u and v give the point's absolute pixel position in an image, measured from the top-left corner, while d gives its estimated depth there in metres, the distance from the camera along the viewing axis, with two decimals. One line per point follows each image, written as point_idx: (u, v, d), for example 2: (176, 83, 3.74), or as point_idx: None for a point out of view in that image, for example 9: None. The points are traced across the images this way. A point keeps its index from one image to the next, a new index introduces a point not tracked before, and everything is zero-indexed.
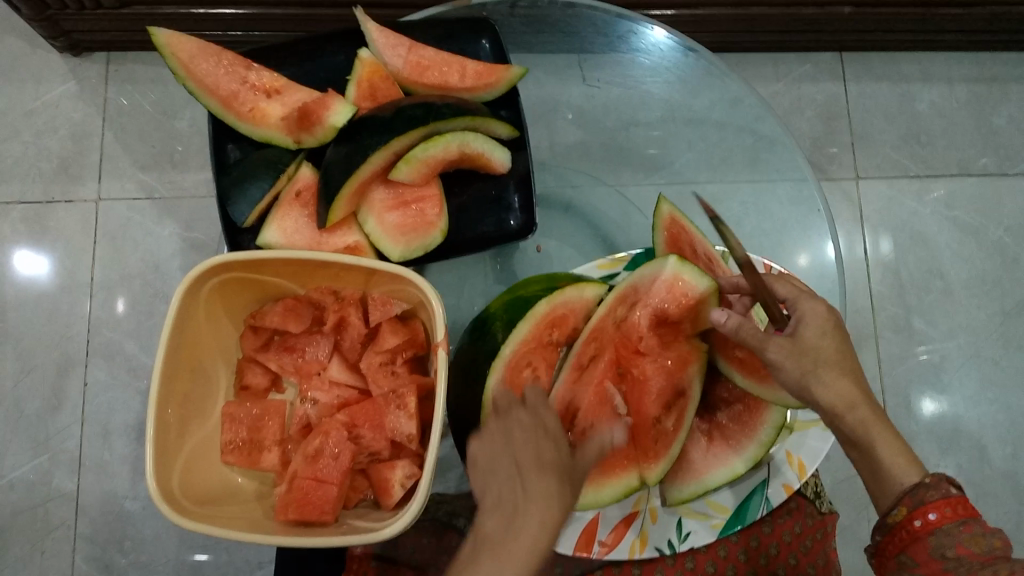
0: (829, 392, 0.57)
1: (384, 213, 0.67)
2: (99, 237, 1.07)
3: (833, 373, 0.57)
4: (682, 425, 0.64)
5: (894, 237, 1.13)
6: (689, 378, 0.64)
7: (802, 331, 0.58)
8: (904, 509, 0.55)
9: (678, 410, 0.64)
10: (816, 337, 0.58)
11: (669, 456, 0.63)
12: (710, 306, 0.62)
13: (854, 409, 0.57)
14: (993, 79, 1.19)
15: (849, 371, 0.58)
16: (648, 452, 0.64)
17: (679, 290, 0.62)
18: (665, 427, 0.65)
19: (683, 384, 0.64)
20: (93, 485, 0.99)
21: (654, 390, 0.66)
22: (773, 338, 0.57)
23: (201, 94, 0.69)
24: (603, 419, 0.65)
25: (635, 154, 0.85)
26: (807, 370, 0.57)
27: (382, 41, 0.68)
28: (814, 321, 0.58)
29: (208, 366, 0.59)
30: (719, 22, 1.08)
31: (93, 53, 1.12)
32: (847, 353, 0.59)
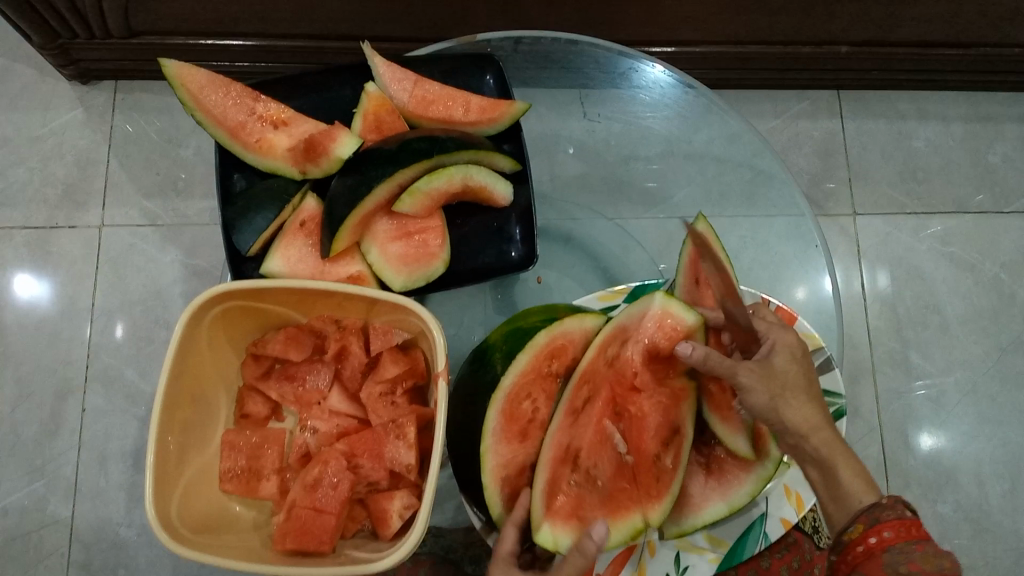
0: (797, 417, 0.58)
1: (387, 243, 0.68)
2: (101, 263, 1.07)
3: (798, 398, 0.59)
4: (679, 463, 0.63)
5: (891, 272, 1.13)
6: (685, 415, 0.64)
7: (772, 357, 0.60)
8: (860, 526, 0.55)
9: (676, 448, 0.64)
10: (783, 363, 0.60)
11: (671, 495, 0.62)
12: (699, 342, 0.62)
13: (818, 431, 0.58)
14: (989, 118, 1.20)
15: (812, 399, 0.60)
16: (650, 490, 0.64)
17: (667, 325, 0.63)
18: (665, 465, 0.64)
19: (678, 421, 0.64)
20: (88, 510, 0.99)
21: (653, 429, 0.65)
22: (742, 364, 0.59)
23: (208, 124, 0.70)
24: (604, 459, 0.66)
25: (635, 187, 0.86)
26: (775, 394, 0.59)
27: (389, 75, 0.69)
28: (783, 351, 0.61)
29: (209, 394, 0.60)
30: (718, 60, 1.10)
31: (101, 81, 1.14)
32: (811, 380, 0.61)
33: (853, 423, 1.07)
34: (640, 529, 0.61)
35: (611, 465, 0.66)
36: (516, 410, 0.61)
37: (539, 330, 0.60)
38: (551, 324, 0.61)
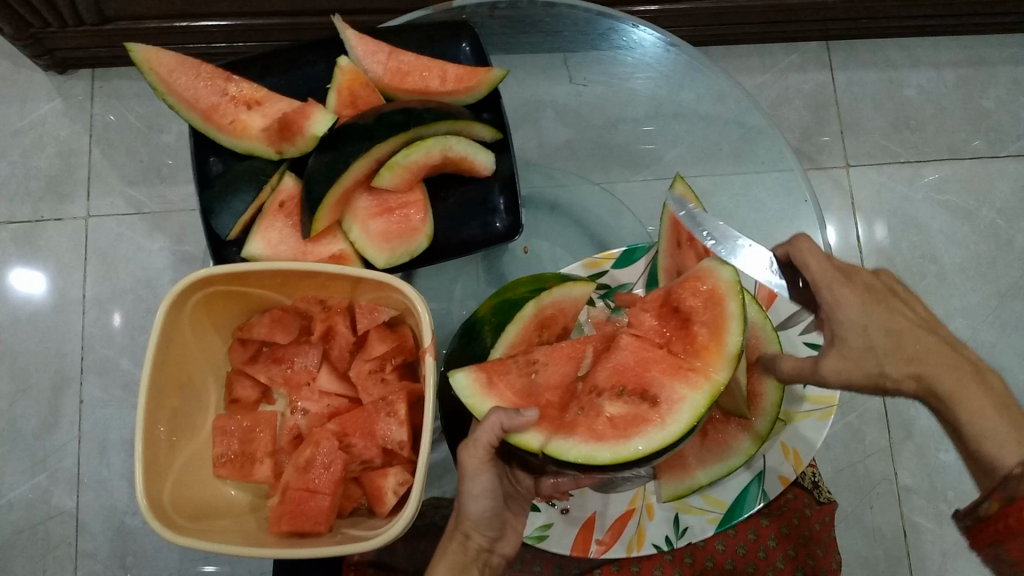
0: (902, 367, 0.58)
1: (368, 220, 0.67)
2: (91, 255, 1.07)
3: (915, 346, 0.58)
4: (630, 433, 0.53)
5: (888, 224, 1.12)
6: (679, 391, 0.54)
7: (873, 294, 0.60)
8: (996, 502, 0.53)
9: (627, 405, 0.55)
10: (882, 301, 0.59)
11: (587, 448, 0.52)
12: (732, 304, 0.56)
13: (935, 379, 0.58)
14: (981, 62, 1.18)
15: (929, 341, 0.59)
16: (565, 423, 0.54)
17: (706, 289, 0.58)
18: (599, 409, 0.56)
19: (665, 392, 0.55)
20: (93, 501, 0.99)
21: (620, 369, 0.57)
22: (846, 302, 0.59)
23: (182, 108, 0.69)
24: (561, 367, 0.60)
25: (624, 150, 0.86)
26: (890, 332, 0.58)
27: (362, 48, 0.68)
28: (878, 290, 0.60)
29: (198, 381, 0.59)
30: (702, 16, 1.08)
31: (78, 70, 1.12)
32: (917, 319, 0.60)
33: None
34: (529, 445, 0.52)
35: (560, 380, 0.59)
36: None
37: (527, 301, 0.58)
38: (540, 294, 0.59)
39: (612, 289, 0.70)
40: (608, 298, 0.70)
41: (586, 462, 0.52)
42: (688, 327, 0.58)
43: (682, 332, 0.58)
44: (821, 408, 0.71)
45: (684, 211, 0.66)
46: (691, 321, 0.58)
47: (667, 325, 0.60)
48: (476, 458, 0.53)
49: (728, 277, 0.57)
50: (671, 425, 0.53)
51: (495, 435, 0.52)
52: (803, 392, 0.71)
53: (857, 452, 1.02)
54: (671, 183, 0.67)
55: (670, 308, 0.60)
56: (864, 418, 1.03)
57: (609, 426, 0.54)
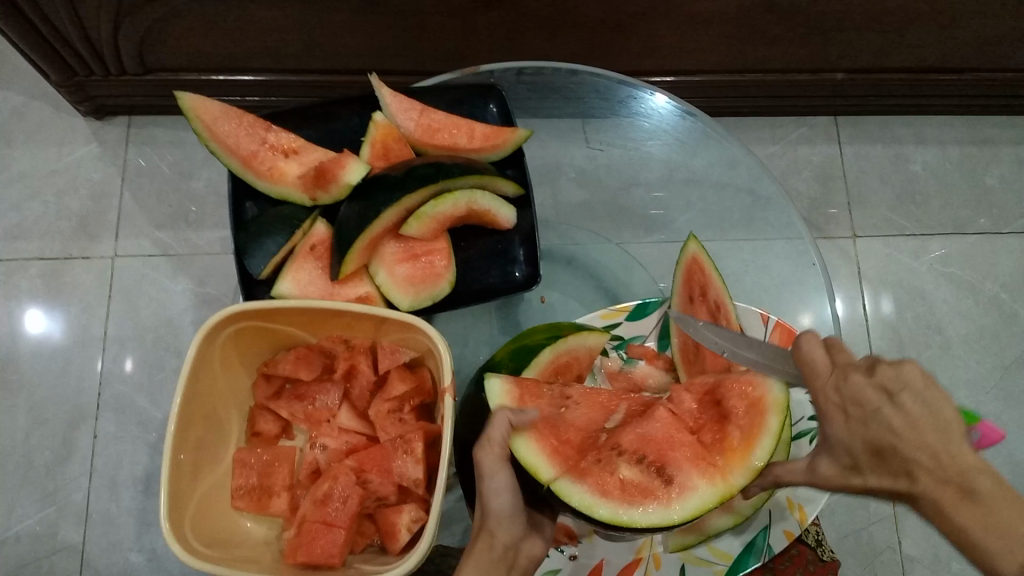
0: (890, 480, 0.50)
1: (395, 265, 0.70)
2: (114, 293, 1.09)
3: (895, 457, 0.49)
4: (633, 500, 0.54)
5: (893, 296, 1.14)
6: (696, 481, 0.55)
7: (859, 383, 0.51)
8: None
9: (640, 472, 0.57)
10: (873, 395, 0.50)
11: (588, 500, 0.54)
12: (772, 418, 0.56)
13: (939, 485, 0.48)
14: (984, 141, 1.23)
15: (927, 441, 0.48)
16: (576, 467, 0.56)
17: (754, 395, 0.57)
18: (615, 465, 0.57)
19: (680, 474, 0.56)
20: (100, 536, 1.00)
21: (646, 439, 0.58)
22: (826, 408, 0.52)
23: (222, 153, 0.72)
24: (592, 414, 0.62)
25: (636, 213, 0.90)
26: (874, 438, 0.50)
27: (397, 105, 0.72)
28: (875, 378, 0.50)
29: (222, 413, 0.61)
30: (716, 89, 1.13)
31: (115, 116, 1.18)
32: (929, 412, 0.49)
33: None
34: (535, 470, 0.53)
35: (585, 424, 0.61)
36: None
37: (543, 347, 0.61)
38: (556, 341, 0.62)
39: (625, 341, 0.72)
40: (621, 350, 0.71)
41: (585, 511, 0.53)
42: (724, 425, 0.58)
43: (715, 428, 0.59)
44: None
45: (697, 268, 0.68)
46: (727, 420, 0.58)
47: (706, 413, 0.61)
48: (495, 456, 0.54)
49: (781, 395, 0.56)
50: (675, 510, 0.54)
51: (506, 434, 0.54)
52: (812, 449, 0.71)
53: (861, 518, 1.02)
54: (684, 242, 0.69)
55: (713, 399, 0.61)
56: None
57: (620, 485, 0.55)
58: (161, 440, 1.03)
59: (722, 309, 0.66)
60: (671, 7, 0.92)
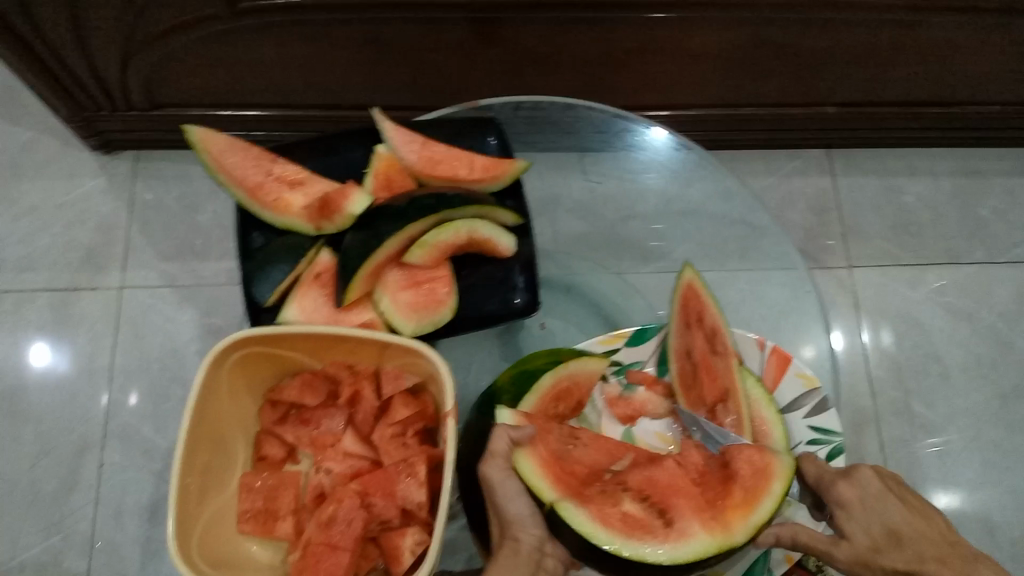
0: (902, 563, 0.54)
1: (398, 292, 0.71)
2: (120, 324, 1.10)
3: (906, 539, 0.55)
4: (633, 532, 0.54)
5: (891, 327, 1.15)
6: (694, 530, 0.55)
7: (867, 478, 0.58)
8: None
9: (643, 510, 0.57)
10: (877, 488, 0.57)
11: (594, 526, 0.53)
12: (777, 482, 0.57)
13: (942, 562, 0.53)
14: (975, 172, 1.25)
15: (929, 534, 0.55)
16: (583, 498, 0.56)
17: (761, 461, 0.59)
18: (619, 502, 0.57)
19: (680, 521, 0.56)
20: (104, 566, 0.99)
21: (652, 482, 0.59)
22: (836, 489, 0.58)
23: (229, 184, 0.75)
24: (598, 457, 0.63)
25: (634, 244, 0.91)
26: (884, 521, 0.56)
27: (398, 138, 0.75)
28: (874, 478, 0.58)
29: (229, 438, 0.63)
30: (711, 122, 1.16)
31: (123, 151, 1.20)
32: (921, 513, 0.57)
33: None
34: (542, 492, 0.54)
35: (591, 464, 0.61)
36: None
37: (544, 372, 0.63)
38: (556, 366, 0.64)
39: (624, 366, 0.72)
40: (621, 375, 0.72)
41: (585, 537, 0.53)
42: (726, 483, 0.59)
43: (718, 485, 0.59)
44: None
45: (693, 295, 0.70)
46: (731, 480, 0.59)
47: (707, 470, 0.61)
48: (501, 468, 0.55)
49: (785, 468, 0.58)
50: (672, 548, 0.54)
51: (508, 448, 0.55)
52: None
53: None
54: (678, 269, 0.71)
55: (716, 463, 0.62)
56: None
57: (622, 518, 0.55)
58: (166, 469, 1.03)
59: (718, 335, 0.69)
60: (665, 44, 0.95)
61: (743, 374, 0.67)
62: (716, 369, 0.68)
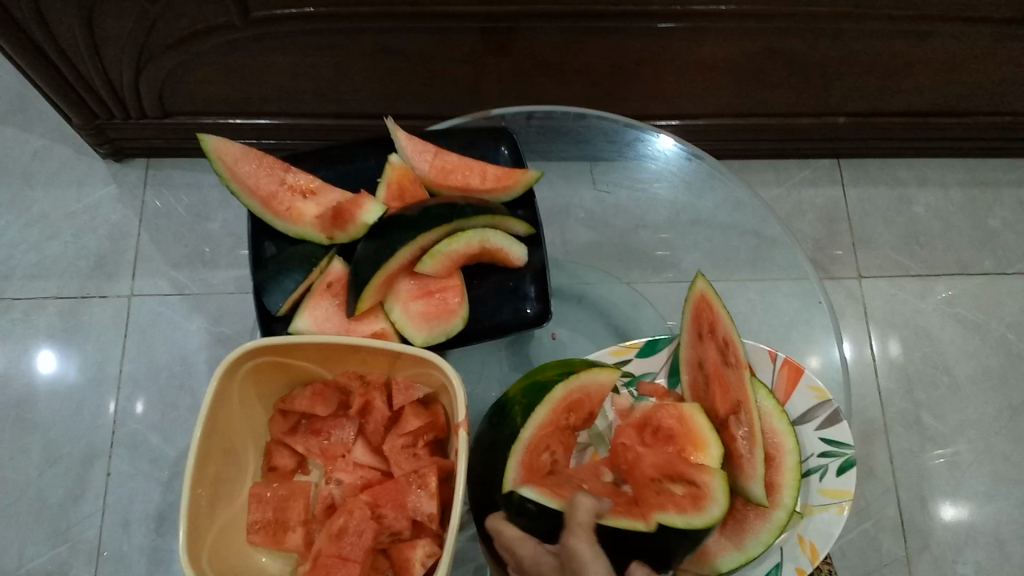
0: None
1: (409, 301, 0.71)
2: (129, 331, 1.11)
3: None
4: (695, 502, 0.59)
5: (900, 337, 1.15)
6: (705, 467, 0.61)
7: None
8: None
9: (684, 486, 0.61)
10: None
11: (688, 520, 0.56)
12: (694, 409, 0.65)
13: None
14: (985, 183, 1.25)
15: None
16: (651, 506, 0.58)
17: (676, 410, 0.65)
18: (668, 490, 0.61)
19: (697, 474, 0.61)
20: (110, 574, 0.99)
21: (658, 465, 0.63)
22: None
23: (244, 193, 0.75)
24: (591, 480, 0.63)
25: (646, 254, 0.91)
26: None
27: (411, 148, 0.75)
28: None
29: (240, 448, 0.62)
30: (721, 132, 1.15)
31: (134, 159, 1.21)
32: None
33: (866, 482, 1.06)
34: (641, 527, 0.55)
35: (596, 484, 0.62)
36: (535, 462, 0.62)
37: (555, 383, 0.62)
38: (568, 377, 0.63)
39: (635, 378, 0.72)
40: (632, 387, 0.72)
41: (692, 529, 0.56)
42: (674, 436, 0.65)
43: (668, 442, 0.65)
44: (837, 502, 0.68)
45: (706, 305, 0.69)
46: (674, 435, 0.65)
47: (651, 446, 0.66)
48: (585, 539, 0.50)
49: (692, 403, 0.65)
50: (721, 496, 0.59)
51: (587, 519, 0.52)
52: (820, 486, 0.69)
53: (873, 559, 1.02)
54: (692, 279, 0.70)
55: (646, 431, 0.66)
56: (879, 525, 1.04)
57: (687, 499, 0.59)
58: (173, 478, 1.03)
59: (730, 346, 0.67)
60: (676, 54, 0.95)
61: (755, 385, 0.66)
62: (722, 375, 0.68)
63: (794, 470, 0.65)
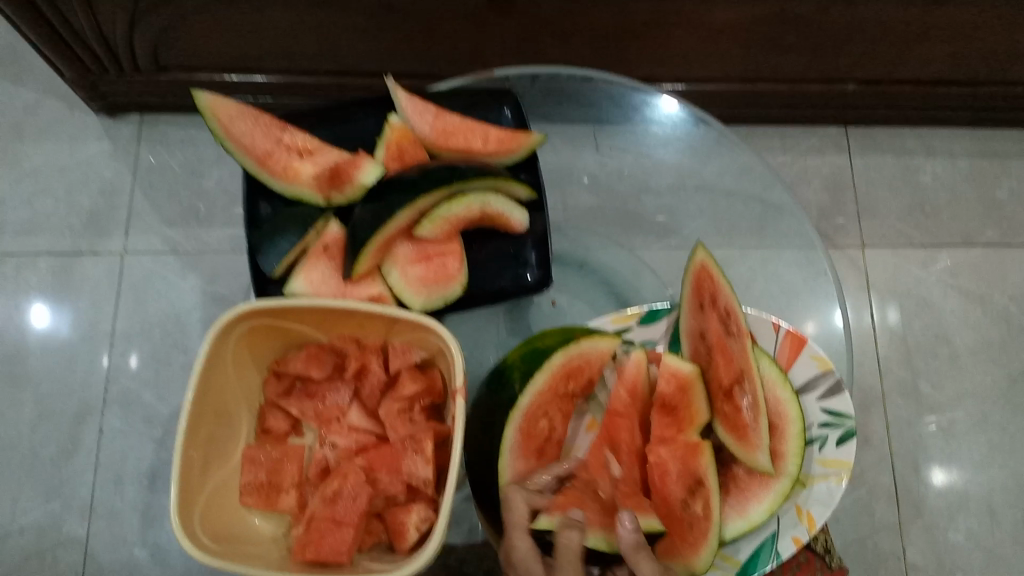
0: None
1: (407, 266, 0.71)
2: (123, 288, 1.09)
3: None
4: (709, 515, 0.62)
5: (900, 307, 1.14)
6: (707, 466, 0.63)
7: None
8: None
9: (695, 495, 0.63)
10: None
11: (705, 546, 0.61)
12: (698, 394, 0.65)
13: None
14: (993, 153, 1.23)
15: None
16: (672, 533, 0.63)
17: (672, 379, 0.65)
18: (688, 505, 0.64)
19: (700, 472, 0.63)
20: (104, 529, 0.99)
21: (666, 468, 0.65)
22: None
23: (238, 152, 0.73)
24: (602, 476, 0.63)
25: (647, 220, 0.89)
26: None
27: (411, 108, 0.73)
28: None
29: (234, 409, 0.62)
30: (727, 97, 1.13)
31: (128, 114, 1.18)
32: None
33: (862, 452, 1.06)
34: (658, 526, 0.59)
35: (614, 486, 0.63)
36: (532, 429, 0.62)
37: (554, 350, 0.62)
38: (567, 345, 0.63)
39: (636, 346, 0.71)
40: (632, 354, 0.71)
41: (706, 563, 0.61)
42: (675, 414, 0.66)
43: (667, 419, 0.66)
44: (835, 473, 0.68)
45: (706, 276, 0.68)
46: (675, 409, 0.66)
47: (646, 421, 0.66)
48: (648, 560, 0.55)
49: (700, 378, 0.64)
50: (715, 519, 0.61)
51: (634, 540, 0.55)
52: (820, 456, 0.69)
53: (865, 527, 1.02)
54: (691, 250, 0.69)
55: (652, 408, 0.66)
56: (874, 494, 1.04)
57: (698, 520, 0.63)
58: (167, 435, 1.03)
59: (730, 315, 0.66)
60: (685, 15, 0.93)
61: (757, 356, 0.66)
62: (725, 343, 0.66)
63: (797, 438, 0.65)
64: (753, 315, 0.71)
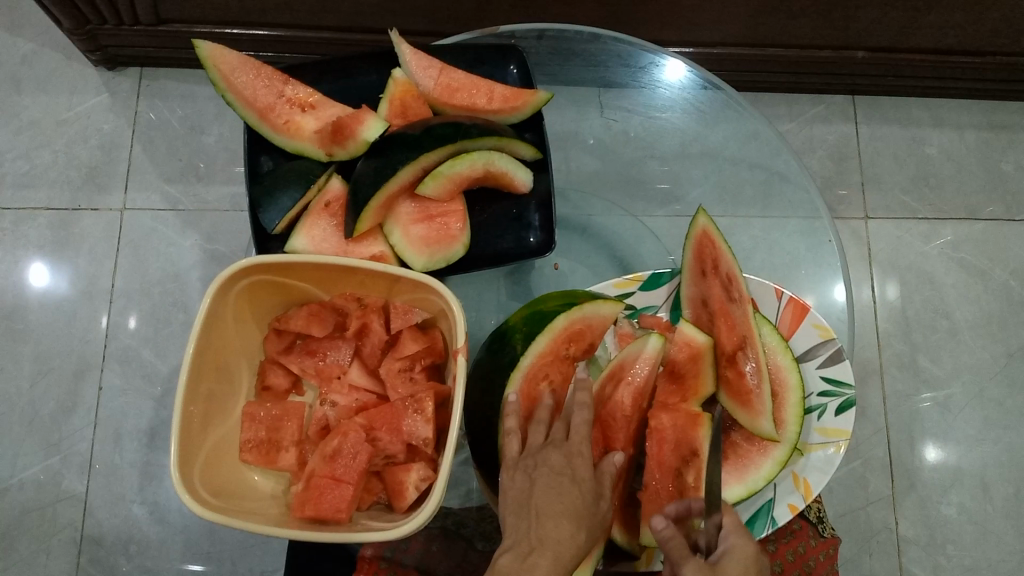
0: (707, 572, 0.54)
1: (410, 225, 0.70)
2: (121, 246, 1.09)
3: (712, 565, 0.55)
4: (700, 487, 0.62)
5: (901, 280, 1.14)
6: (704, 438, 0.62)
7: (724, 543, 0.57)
8: None
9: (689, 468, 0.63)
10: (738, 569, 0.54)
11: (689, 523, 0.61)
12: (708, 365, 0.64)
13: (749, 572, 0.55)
14: (1002, 127, 1.22)
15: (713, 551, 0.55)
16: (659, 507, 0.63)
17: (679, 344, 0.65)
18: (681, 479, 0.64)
19: (695, 443, 0.62)
20: (102, 486, 1.00)
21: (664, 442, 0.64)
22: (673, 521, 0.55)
23: (240, 105, 0.73)
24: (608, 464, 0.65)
25: (649, 186, 0.88)
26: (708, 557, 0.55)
27: (415, 62, 0.72)
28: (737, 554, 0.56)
29: (234, 365, 0.61)
30: (735, 62, 1.12)
31: (127, 68, 1.16)
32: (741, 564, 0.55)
33: (858, 423, 1.06)
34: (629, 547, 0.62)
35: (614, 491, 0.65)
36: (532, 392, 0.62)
37: (557, 313, 0.61)
38: (570, 308, 0.62)
39: (637, 311, 0.71)
40: (633, 318, 0.70)
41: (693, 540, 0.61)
42: (681, 381, 0.65)
43: (673, 386, 0.66)
44: (834, 441, 0.68)
45: (708, 243, 0.67)
46: (681, 377, 0.65)
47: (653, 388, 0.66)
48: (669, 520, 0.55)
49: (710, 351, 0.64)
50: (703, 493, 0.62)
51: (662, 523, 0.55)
52: (819, 424, 0.69)
53: (859, 497, 1.03)
54: (693, 215, 0.68)
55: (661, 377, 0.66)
56: (868, 465, 1.05)
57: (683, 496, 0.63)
58: (166, 394, 1.03)
59: (733, 282, 0.66)
60: None
61: (759, 321, 0.66)
62: (728, 310, 0.67)
63: (797, 406, 0.65)
64: (758, 281, 0.70)
